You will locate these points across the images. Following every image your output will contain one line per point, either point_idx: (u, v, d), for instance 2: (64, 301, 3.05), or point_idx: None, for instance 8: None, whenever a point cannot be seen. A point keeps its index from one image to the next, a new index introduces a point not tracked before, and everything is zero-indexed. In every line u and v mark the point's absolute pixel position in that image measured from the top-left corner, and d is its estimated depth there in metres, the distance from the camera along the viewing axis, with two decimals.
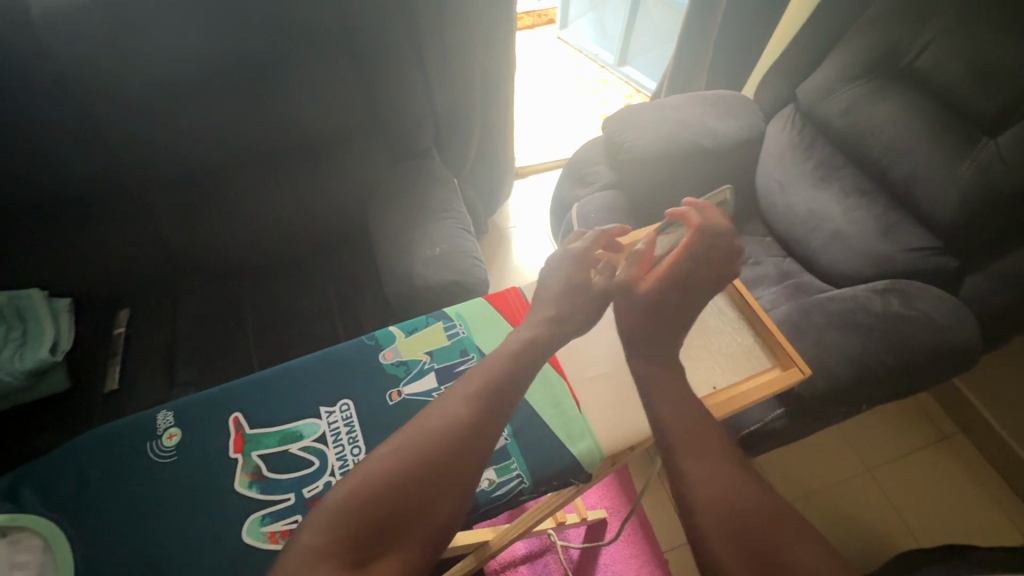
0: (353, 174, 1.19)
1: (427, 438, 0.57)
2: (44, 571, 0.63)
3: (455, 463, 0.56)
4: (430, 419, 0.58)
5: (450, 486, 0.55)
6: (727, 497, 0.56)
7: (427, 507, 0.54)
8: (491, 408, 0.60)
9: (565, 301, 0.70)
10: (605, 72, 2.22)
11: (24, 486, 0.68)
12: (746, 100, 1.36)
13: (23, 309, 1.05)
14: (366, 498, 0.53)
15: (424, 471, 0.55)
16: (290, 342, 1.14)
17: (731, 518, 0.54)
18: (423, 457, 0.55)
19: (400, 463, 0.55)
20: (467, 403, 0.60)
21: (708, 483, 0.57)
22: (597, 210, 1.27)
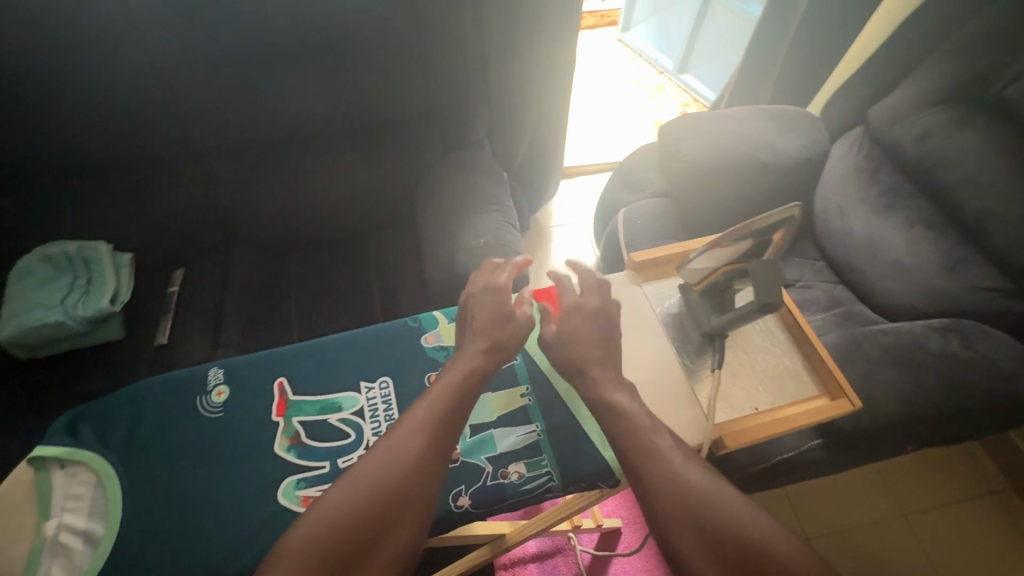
0: (406, 160, 1.21)
1: (382, 471, 0.56)
2: (95, 506, 0.66)
3: (413, 493, 0.56)
4: (384, 451, 0.57)
5: (408, 514, 0.55)
6: (682, 492, 0.55)
7: (388, 538, 0.54)
8: (445, 434, 0.60)
9: (501, 330, 0.68)
10: (663, 78, 2.18)
11: (82, 424, 0.72)
12: (814, 117, 1.30)
13: (90, 258, 1.12)
14: (326, 534, 0.52)
15: (381, 503, 0.54)
16: (331, 317, 1.17)
17: (683, 505, 0.54)
18: (379, 489, 0.55)
19: (356, 498, 0.54)
20: (419, 431, 0.59)
21: (666, 482, 0.56)
22: (644, 217, 1.29)
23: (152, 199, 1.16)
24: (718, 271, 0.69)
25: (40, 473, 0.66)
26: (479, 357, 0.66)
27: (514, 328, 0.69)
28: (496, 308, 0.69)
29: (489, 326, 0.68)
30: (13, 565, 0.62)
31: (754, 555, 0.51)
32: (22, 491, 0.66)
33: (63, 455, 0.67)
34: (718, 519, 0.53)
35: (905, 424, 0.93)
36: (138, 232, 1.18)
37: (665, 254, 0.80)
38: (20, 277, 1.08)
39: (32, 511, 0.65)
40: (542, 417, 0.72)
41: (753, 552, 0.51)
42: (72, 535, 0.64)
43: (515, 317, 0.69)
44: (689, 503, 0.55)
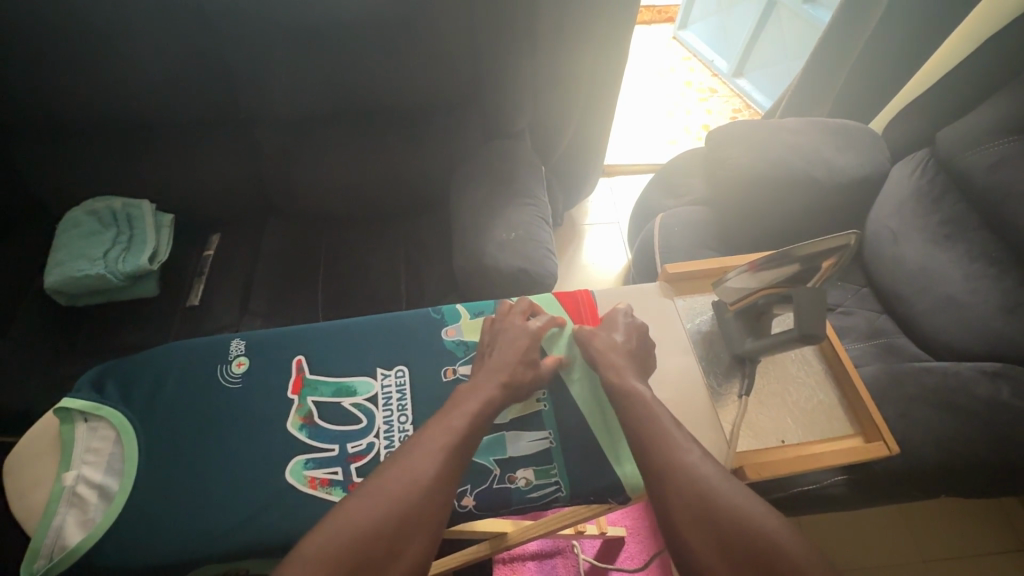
0: (446, 144, 1.20)
1: (394, 490, 0.53)
2: (113, 461, 0.69)
3: (424, 516, 0.53)
4: (396, 471, 0.55)
5: (417, 536, 0.52)
6: (698, 491, 0.52)
7: (395, 560, 0.51)
8: (458, 459, 0.58)
9: (520, 369, 0.67)
10: (717, 81, 2.10)
11: (108, 380, 0.74)
12: (874, 135, 1.23)
13: (133, 217, 1.16)
14: (335, 550, 0.49)
15: (389, 523, 0.51)
16: (356, 294, 1.18)
17: (699, 505, 0.51)
18: (392, 507, 0.52)
19: (367, 515, 0.51)
20: (432, 453, 0.57)
21: (682, 482, 0.53)
22: (682, 224, 1.25)
23: (196, 161, 1.19)
24: (759, 292, 0.65)
25: (65, 424, 0.69)
26: (496, 390, 0.65)
27: (539, 371, 0.69)
28: (524, 349, 0.69)
29: (512, 362, 0.68)
30: (33, 510, 0.65)
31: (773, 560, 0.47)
32: (48, 438, 0.69)
33: (87, 409, 0.70)
34: (734, 518, 0.50)
35: (937, 469, 0.88)
36: (183, 193, 1.21)
37: (704, 268, 0.76)
38: (69, 229, 1.12)
39: (54, 460, 0.68)
40: (558, 423, 0.71)
41: (774, 555, 0.47)
42: (89, 487, 0.66)
43: (535, 360, 0.69)
44: (705, 498, 0.52)
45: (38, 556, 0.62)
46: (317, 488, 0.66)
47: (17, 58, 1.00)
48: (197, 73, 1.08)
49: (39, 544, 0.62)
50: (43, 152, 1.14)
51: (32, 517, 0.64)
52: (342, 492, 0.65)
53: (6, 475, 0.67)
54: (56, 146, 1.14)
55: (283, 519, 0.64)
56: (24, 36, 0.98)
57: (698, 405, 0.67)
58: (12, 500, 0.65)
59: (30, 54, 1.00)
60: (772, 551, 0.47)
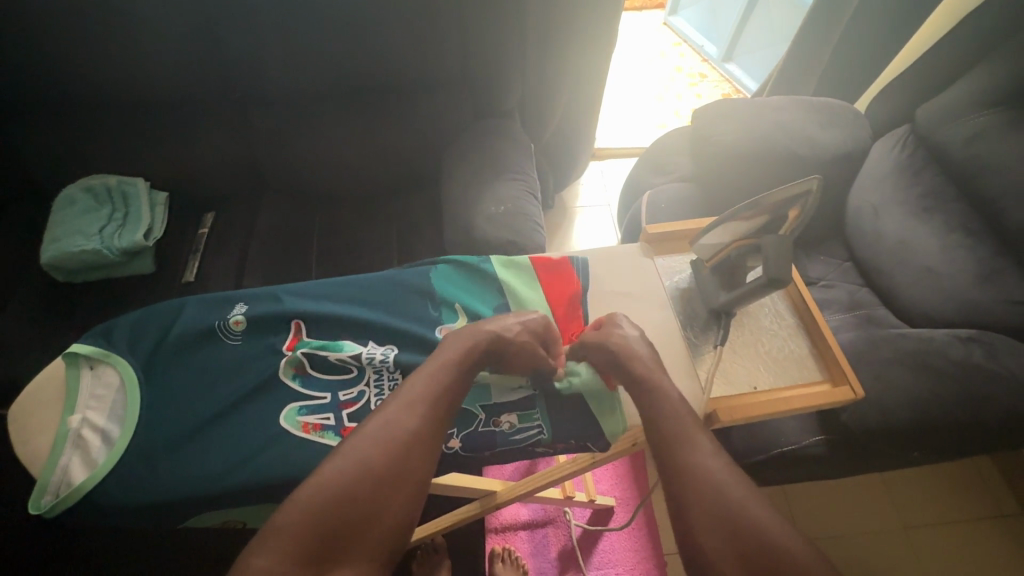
0: (437, 122, 1.22)
1: (377, 451, 0.56)
2: (117, 405, 0.71)
3: (406, 469, 0.56)
4: (378, 429, 0.57)
5: (400, 494, 0.55)
6: (710, 484, 0.53)
7: (380, 512, 0.54)
8: (440, 412, 0.60)
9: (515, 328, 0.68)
10: (706, 65, 2.13)
11: (116, 330, 0.77)
12: (856, 111, 1.25)
13: (128, 193, 1.17)
14: (320, 504, 0.52)
15: (371, 477, 0.55)
16: (350, 269, 1.20)
17: (712, 499, 0.52)
18: (373, 464, 0.55)
19: (348, 472, 0.54)
20: (412, 409, 0.59)
21: (695, 475, 0.54)
22: (669, 200, 1.28)
23: (190, 141, 1.20)
24: (732, 246, 0.68)
25: (72, 370, 0.72)
26: (483, 338, 0.66)
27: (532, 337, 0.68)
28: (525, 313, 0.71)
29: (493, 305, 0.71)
30: (40, 452, 0.67)
31: (775, 552, 0.48)
32: (55, 385, 0.71)
33: (95, 355, 0.73)
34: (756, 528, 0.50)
35: (911, 428, 0.91)
36: (177, 171, 1.23)
37: (681, 228, 0.79)
38: (64, 205, 1.14)
39: (61, 405, 0.70)
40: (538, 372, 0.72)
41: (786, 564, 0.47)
42: (92, 431, 0.68)
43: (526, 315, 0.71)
44: (717, 489, 0.52)
45: (45, 492, 0.64)
46: (310, 432, 0.68)
47: (13, 36, 1.02)
48: (189, 52, 1.09)
49: (47, 480, 0.65)
50: (39, 131, 1.16)
51: (39, 458, 0.67)
52: (334, 435, 0.67)
53: (14, 420, 0.69)
54: (53, 124, 1.16)
55: (277, 462, 0.66)
56: (19, 15, 1.00)
57: (676, 356, 0.70)
58: (18, 444, 0.68)
59: (27, 33, 1.02)
60: (774, 541, 0.48)
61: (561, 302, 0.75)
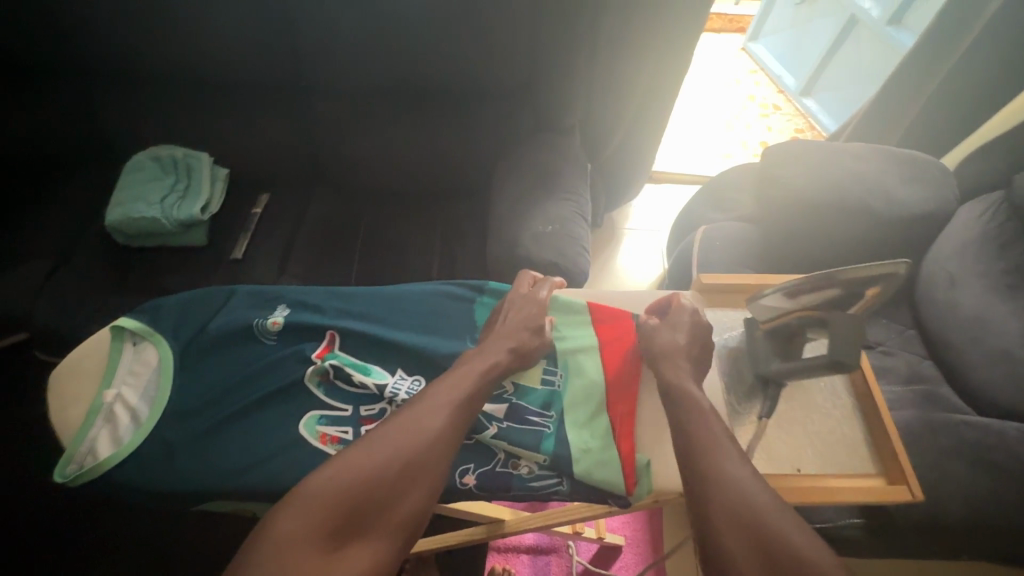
0: (495, 132, 1.22)
1: (402, 441, 0.56)
2: (149, 385, 0.73)
3: (427, 464, 0.56)
4: (405, 421, 0.58)
5: (424, 479, 0.55)
6: (738, 494, 0.50)
7: (398, 502, 0.54)
8: (463, 417, 0.61)
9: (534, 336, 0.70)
10: (782, 98, 2.05)
11: (162, 309, 0.79)
12: (946, 169, 1.15)
13: (192, 166, 1.22)
14: (341, 485, 0.52)
15: (395, 466, 0.55)
16: (389, 268, 1.20)
17: (745, 510, 0.49)
18: (398, 453, 0.56)
19: (372, 458, 0.55)
20: (439, 407, 0.60)
21: (722, 483, 0.51)
22: (724, 239, 1.23)
23: (256, 123, 1.24)
24: (794, 314, 0.63)
25: (116, 342, 0.74)
26: (504, 354, 0.68)
27: (545, 339, 0.72)
28: None
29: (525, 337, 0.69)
30: (74, 420, 0.70)
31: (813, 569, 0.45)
32: (98, 355, 0.74)
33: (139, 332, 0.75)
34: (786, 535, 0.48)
35: (957, 525, 0.84)
36: (241, 151, 1.27)
37: (737, 283, 0.75)
38: (134, 172, 1.20)
39: (101, 377, 0.73)
40: (564, 397, 0.71)
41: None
42: (124, 408, 0.70)
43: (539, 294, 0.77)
44: (748, 499, 0.50)
45: (71, 461, 0.66)
46: (326, 444, 0.68)
47: (110, 8, 1.08)
48: (264, 39, 1.12)
49: (74, 450, 0.67)
50: (124, 99, 1.23)
51: (71, 427, 0.69)
52: None
53: (55, 385, 0.72)
54: (134, 94, 1.22)
55: (289, 469, 0.66)
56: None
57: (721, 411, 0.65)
58: (55, 410, 0.71)
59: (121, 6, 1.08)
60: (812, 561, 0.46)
61: (613, 362, 0.72)
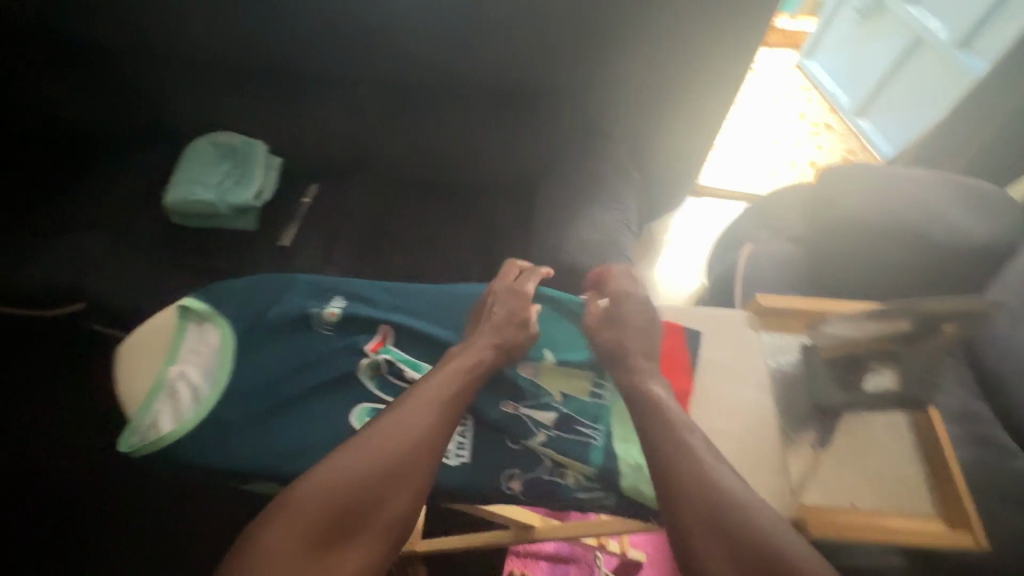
0: (543, 137, 1.23)
1: (387, 445, 0.58)
2: (211, 363, 0.75)
3: (413, 467, 0.58)
4: (390, 424, 0.60)
5: (407, 484, 0.57)
6: (705, 490, 0.52)
7: (386, 505, 0.56)
8: (449, 417, 0.63)
9: None
10: (835, 117, 2.01)
11: (225, 292, 0.81)
12: (1014, 200, 1.09)
13: (248, 153, 1.26)
14: (329, 492, 0.54)
15: (380, 470, 0.57)
16: (430, 265, 1.21)
17: (711, 508, 0.51)
18: (383, 458, 0.57)
19: (358, 463, 0.57)
20: (423, 409, 0.62)
21: (691, 479, 0.53)
22: (770, 259, 1.20)
23: (311, 114, 1.27)
24: (861, 342, 0.67)
25: (181, 322, 0.77)
26: (489, 352, 0.70)
27: (528, 333, 0.73)
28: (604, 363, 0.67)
29: None
30: (139, 394, 0.72)
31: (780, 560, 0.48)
32: (162, 332, 0.77)
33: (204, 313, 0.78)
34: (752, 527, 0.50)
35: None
36: (295, 140, 1.30)
37: (797, 306, 0.73)
38: (194, 156, 1.24)
39: (165, 353, 0.75)
40: (611, 411, 0.70)
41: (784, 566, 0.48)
42: (186, 384, 0.72)
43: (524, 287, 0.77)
44: (714, 497, 0.52)
45: (136, 434, 0.69)
46: None
47: None
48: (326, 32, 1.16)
49: (139, 423, 0.69)
50: (189, 85, 1.28)
51: (136, 400, 0.72)
52: None
53: (123, 359, 0.75)
54: (199, 81, 1.27)
55: None
56: None
57: (771, 438, 0.64)
58: (122, 383, 0.73)
59: None
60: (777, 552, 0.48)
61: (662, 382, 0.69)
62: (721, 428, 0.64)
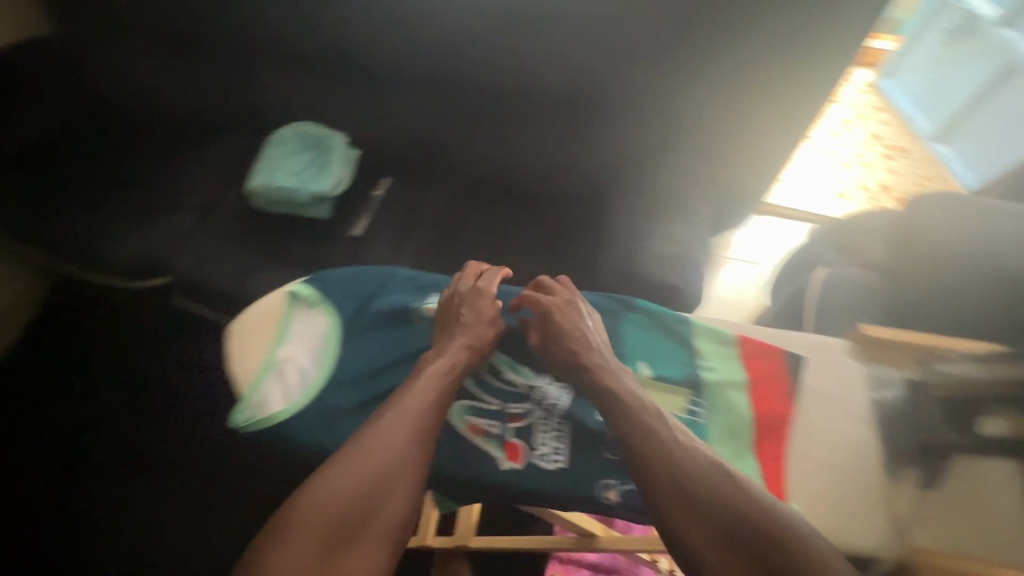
0: (621, 146, 1.24)
1: (378, 455, 0.63)
2: (317, 348, 0.79)
3: (404, 471, 0.63)
4: (377, 434, 0.65)
5: (400, 487, 0.62)
6: (675, 475, 0.61)
7: (385, 509, 0.61)
8: (430, 420, 0.68)
9: None
10: (910, 140, 1.96)
11: (328, 279, 0.85)
12: None
13: (330, 144, 1.30)
14: (331, 506, 0.59)
15: (374, 479, 0.61)
16: (497, 265, 1.22)
17: (684, 494, 0.60)
18: (376, 467, 0.62)
19: (353, 475, 0.61)
20: (405, 415, 0.67)
21: (665, 467, 0.62)
22: (846, 284, 1.17)
23: (392, 108, 1.31)
24: None
25: (292, 304, 0.81)
26: (464, 352, 0.75)
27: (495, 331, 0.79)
28: None
29: None
30: (249, 371, 0.76)
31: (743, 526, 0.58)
32: (272, 313, 0.81)
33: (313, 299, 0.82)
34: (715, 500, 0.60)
35: None
36: (374, 134, 1.34)
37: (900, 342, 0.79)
38: (279, 144, 1.29)
39: (274, 334, 0.79)
40: (708, 430, 0.73)
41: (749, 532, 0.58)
42: (295, 366, 0.77)
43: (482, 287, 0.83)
44: (684, 482, 0.61)
45: (246, 409, 0.72)
46: (474, 434, 0.74)
47: None
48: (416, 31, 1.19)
49: (250, 399, 0.73)
50: (279, 76, 1.33)
51: (247, 376, 0.75)
52: (498, 445, 0.73)
53: (233, 334, 0.79)
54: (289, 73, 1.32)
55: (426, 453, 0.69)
56: None
57: (869, 472, 0.71)
58: (233, 358, 0.77)
59: None
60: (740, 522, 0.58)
61: (763, 403, 0.75)
62: (822, 458, 0.72)
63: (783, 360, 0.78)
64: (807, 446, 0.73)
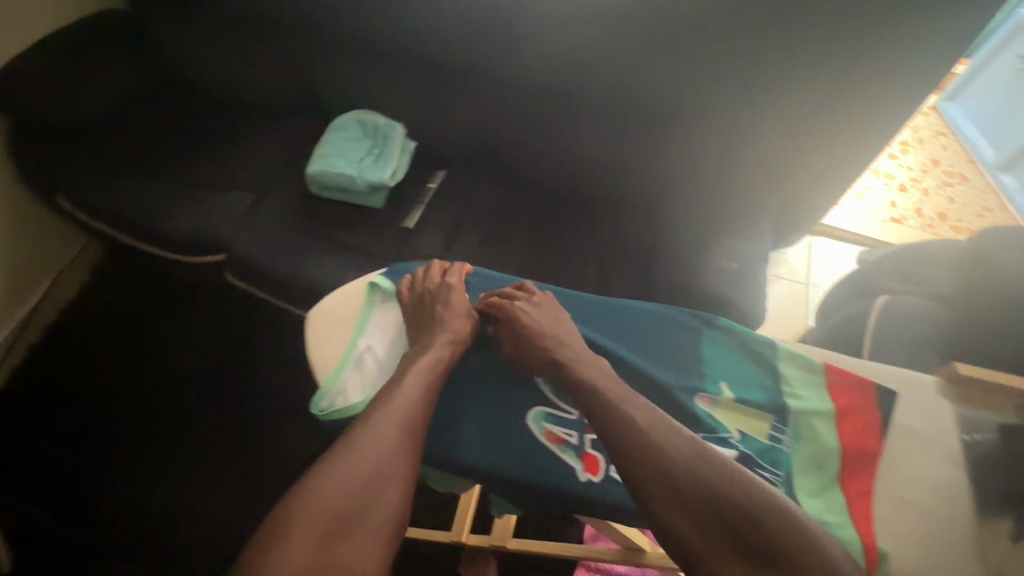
0: (686, 156, 1.22)
1: (366, 456, 0.64)
2: (393, 340, 0.83)
3: (394, 468, 0.64)
4: (364, 435, 0.66)
5: (391, 485, 0.63)
6: (661, 469, 0.62)
7: (378, 508, 0.62)
8: (416, 420, 0.69)
9: None
10: (971, 167, 1.91)
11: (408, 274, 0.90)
12: None
13: (388, 135, 1.30)
14: (324, 509, 0.59)
15: (364, 479, 0.62)
16: (548, 268, 1.21)
17: (667, 486, 0.61)
18: (365, 467, 0.63)
19: (343, 477, 0.62)
20: (391, 414, 0.68)
21: (650, 462, 0.63)
22: (908, 313, 1.13)
23: (452, 102, 1.30)
24: None
25: (370, 297, 0.85)
26: (445, 349, 0.77)
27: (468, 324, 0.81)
28: None
29: None
30: (329, 359, 0.80)
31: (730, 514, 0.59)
32: (351, 304, 0.85)
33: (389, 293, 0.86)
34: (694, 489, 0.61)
35: None
36: (431, 127, 1.34)
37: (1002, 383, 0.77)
38: (338, 131, 1.30)
39: (353, 324, 0.83)
40: (791, 459, 0.74)
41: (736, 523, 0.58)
42: (372, 357, 0.80)
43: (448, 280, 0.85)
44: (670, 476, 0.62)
45: (326, 397, 0.76)
46: (551, 441, 0.74)
47: None
48: (484, 25, 1.17)
49: (329, 388, 0.76)
50: (342, 63, 1.33)
51: (327, 365, 0.79)
52: (575, 454, 0.73)
53: (315, 322, 0.83)
54: (352, 60, 1.33)
55: None
56: None
57: (964, 518, 0.70)
58: (314, 345, 0.81)
59: None
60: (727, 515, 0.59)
61: (853, 437, 0.74)
62: (916, 500, 0.71)
63: (874, 392, 0.77)
64: (897, 482, 0.72)
